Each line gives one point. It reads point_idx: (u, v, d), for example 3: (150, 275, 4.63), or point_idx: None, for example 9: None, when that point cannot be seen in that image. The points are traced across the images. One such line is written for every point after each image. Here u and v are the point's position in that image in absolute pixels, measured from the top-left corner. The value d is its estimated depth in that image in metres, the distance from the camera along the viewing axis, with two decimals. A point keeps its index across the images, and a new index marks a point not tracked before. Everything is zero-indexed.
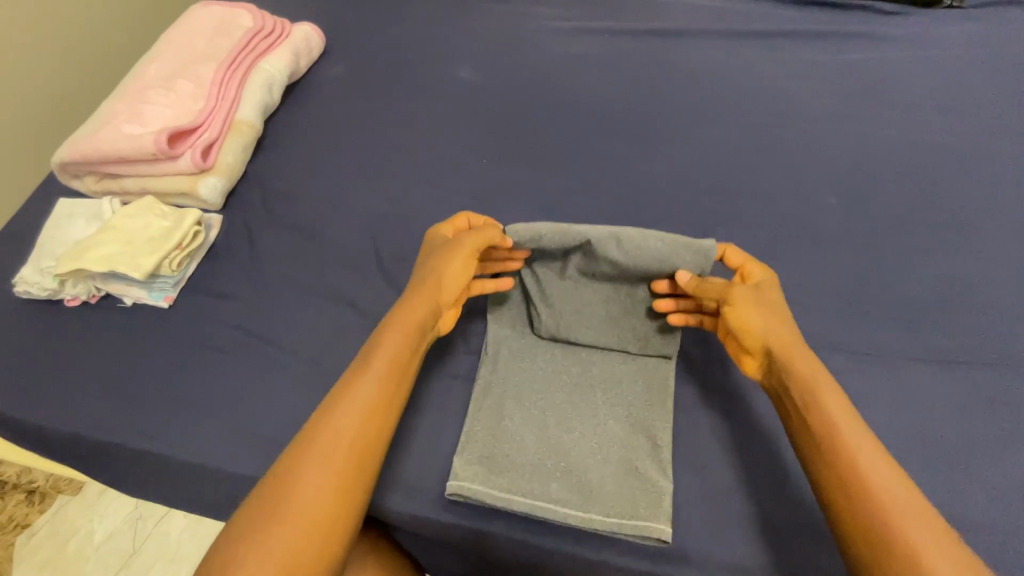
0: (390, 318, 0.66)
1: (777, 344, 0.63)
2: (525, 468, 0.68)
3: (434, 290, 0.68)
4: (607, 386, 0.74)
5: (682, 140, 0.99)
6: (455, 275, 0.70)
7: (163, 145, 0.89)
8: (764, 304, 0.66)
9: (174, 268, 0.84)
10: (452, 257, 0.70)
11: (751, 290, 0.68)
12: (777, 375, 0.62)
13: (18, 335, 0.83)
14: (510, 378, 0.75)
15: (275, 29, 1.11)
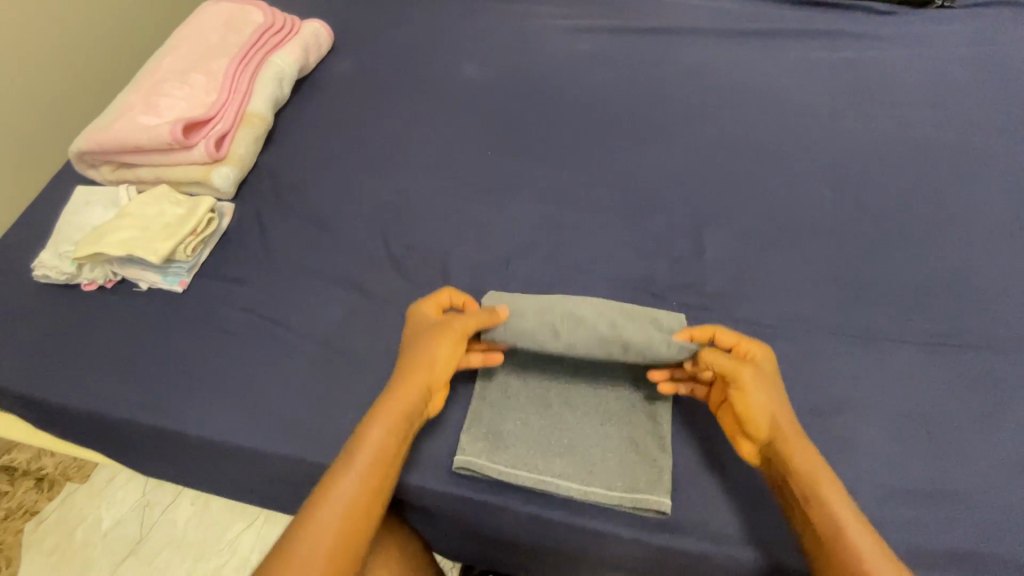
0: (378, 403, 0.65)
1: (779, 430, 0.63)
2: (530, 443, 0.71)
3: (422, 377, 0.66)
4: (608, 366, 0.76)
5: (681, 133, 1.02)
6: (443, 361, 0.67)
7: (178, 135, 0.91)
8: (767, 396, 0.64)
9: (189, 254, 0.87)
10: (441, 342, 0.67)
11: (755, 374, 0.65)
12: (776, 464, 0.62)
13: (38, 317, 0.85)
14: (514, 357, 0.77)
15: (286, 25, 1.13)
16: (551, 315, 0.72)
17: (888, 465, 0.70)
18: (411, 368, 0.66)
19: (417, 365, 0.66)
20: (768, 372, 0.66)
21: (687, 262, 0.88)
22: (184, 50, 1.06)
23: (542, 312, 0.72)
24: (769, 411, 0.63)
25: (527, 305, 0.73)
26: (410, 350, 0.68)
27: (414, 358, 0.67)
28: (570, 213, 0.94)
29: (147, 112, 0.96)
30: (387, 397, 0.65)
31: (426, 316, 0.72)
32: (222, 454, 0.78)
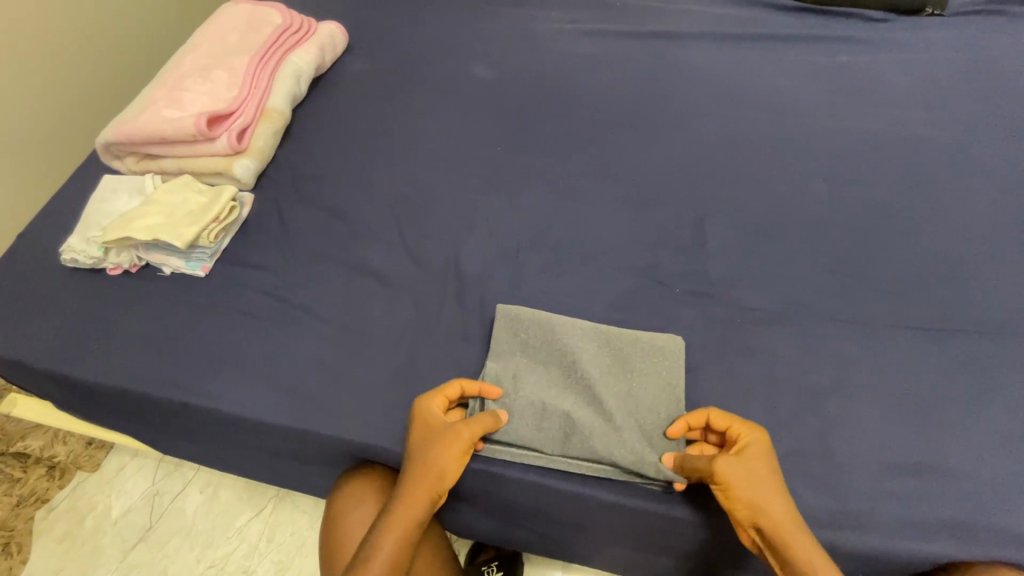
0: (388, 509, 0.65)
1: (768, 522, 0.61)
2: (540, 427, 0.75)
3: (430, 485, 0.65)
4: (615, 359, 0.79)
5: (684, 132, 1.06)
6: (452, 467, 0.67)
7: (202, 127, 0.95)
8: (757, 492, 0.62)
9: (211, 241, 0.90)
10: (449, 450, 0.67)
11: (744, 466, 0.63)
12: (774, 557, 0.60)
13: (67, 298, 0.89)
14: (523, 350, 0.80)
15: (303, 26, 1.18)
16: (546, 420, 0.74)
17: (882, 441, 0.73)
18: (419, 475, 0.66)
19: (426, 471, 0.66)
20: (764, 466, 0.64)
21: (690, 251, 0.92)
22: (206, 48, 1.10)
23: (538, 418, 0.74)
24: (759, 506, 0.61)
25: (523, 405, 0.75)
26: (416, 452, 0.68)
27: (423, 463, 0.66)
28: (578, 206, 0.98)
29: (171, 106, 1.00)
30: (397, 505, 0.65)
31: (431, 413, 0.70)
32: (244, 429, 0.81)
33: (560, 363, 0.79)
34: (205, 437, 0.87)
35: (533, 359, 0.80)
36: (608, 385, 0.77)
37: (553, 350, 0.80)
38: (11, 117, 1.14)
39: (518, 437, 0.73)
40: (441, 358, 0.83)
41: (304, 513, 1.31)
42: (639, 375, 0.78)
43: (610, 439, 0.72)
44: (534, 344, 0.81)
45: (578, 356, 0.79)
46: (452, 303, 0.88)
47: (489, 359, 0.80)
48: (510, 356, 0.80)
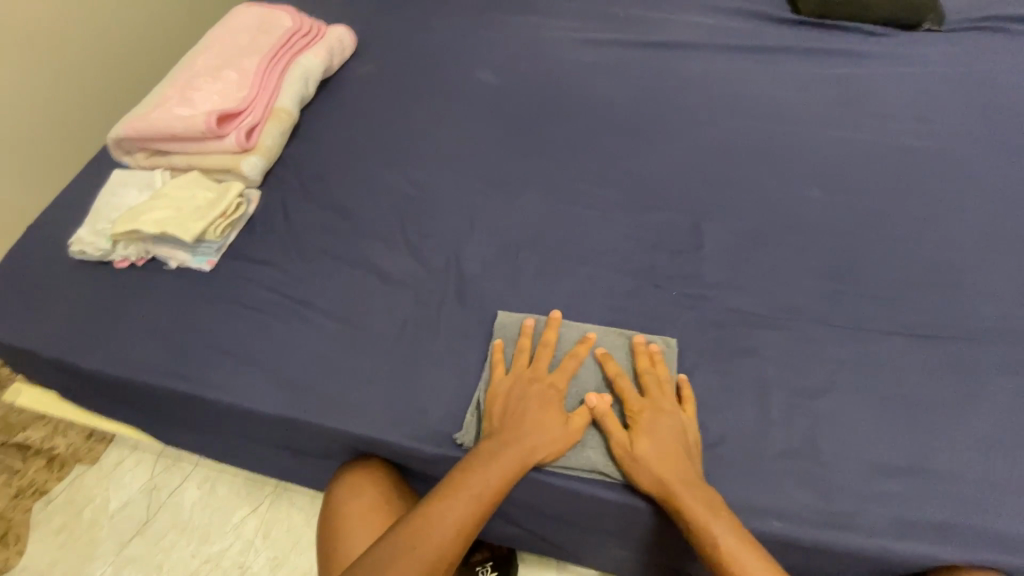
0: (496, 452, 0.70)
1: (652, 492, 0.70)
2: None
3: (541, 445, 0.72)
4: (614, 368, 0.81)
5: (683, 139, 1.08)
6: (561, 438, 0.73)
7: (212, 124, 0.97)
8: (638, 469, 0.70)
9: (218, 236, 0.92)
10: (567, 428, 0.74)
11: (625, 452, 0.72)
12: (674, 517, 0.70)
13: (74, 289, 0.91)
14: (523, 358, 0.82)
15: (312, 30, 1.20)
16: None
17: (874, 443, 0.75)
18: (531, 432, 0.72)
19: (538, 432, 0.72)
20: (641, 446, 0.71)
21: (687, 255, 0.93)
22: (217, 48, 1.12)
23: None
24: (645, 480, 0.70)
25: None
26: (531, 411, 0.74)
27: (536, 424, 0.73)
28: (578, 209, 1.00)
29: (181, 103, 1.02)
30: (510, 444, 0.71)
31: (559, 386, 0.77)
32: (246, 420, 0.82)
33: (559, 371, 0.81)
34: (207, 427, 0.88)
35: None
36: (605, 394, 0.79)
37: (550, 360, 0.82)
38: (20, 114, 1.17)
39: None
40: (440, 354, 0.84)
41: (300, 510, 1.32)
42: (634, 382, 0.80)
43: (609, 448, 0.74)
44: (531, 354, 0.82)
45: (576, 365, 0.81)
46: (453, 300, 0.90)
47: (488, 369, 0.81)
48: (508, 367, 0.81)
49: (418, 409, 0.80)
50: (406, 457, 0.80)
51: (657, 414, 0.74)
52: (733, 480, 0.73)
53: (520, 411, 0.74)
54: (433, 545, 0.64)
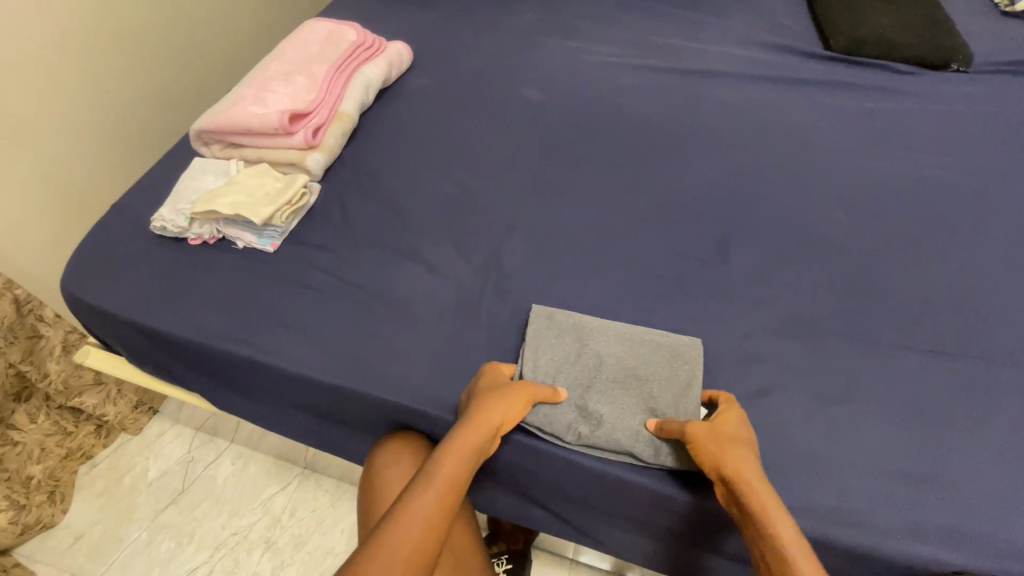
0: (450, 440, 0.72)
1: (728, 470, 0.67)
2: (569, 416, 0.81)
3: (491, 414, 0.74)
4: (643, 361, 0.86)
5: (716, 159, 1.15)
6: (512, 405, 0.76)
7: (284, 121, 1.07)
8: (716, 447, 0.69)
9: (283, 221, 1.01)
10: (512, 394, 0.77)
11: (715, 429, 0.72)
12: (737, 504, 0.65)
13: (153, 260, 1.01)
14: (557, 346, 0.87)
15: (374, 44, 1.31)
16: (582, 413, 0.82)
17: (887, 449, 0.78)
18: (484, 406, 0.75)
19: (490, 404, 0.75)
20: (710, 444, 0.70)
21: (715, 264, 0.99)
22: (289, 56, 1.24)
23: (574, 413, 0.82)
24: (718, 456, 0.68)
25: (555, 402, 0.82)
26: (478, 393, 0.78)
27: (487, 400, 0.76)
28: (613, 217, 1.07)
29: (256, 102, 1.13)
30: (468, 421, 0.74)
31: (494, 380, 0.81)
32: (299, 387, 0.90)
33: (591, 364, 0.86)
34: (261, 393, 0.97)
35: (563, 358, 0.86)
36: (631, 386, 0.84)
37: (582, 353, 0.87)
38: (107, 107, 1.31)
39: (548, 423, 0.80)
40: (478, 340, 0.91)
41: (326, 493, 1.38)
42: (661, 377, 0.84)
43: (633, 434, 0.79)
44: (564, 347, 0.87)
45: (607, 360, 0.86)
46: (493, 292, 0.97)
47: (526, 353, 0.86)
48: (545, 354, 0.86)
49: (455, 387, 0.87)
50: (442, 430, 0.86)
51: (745, 418, 0.76)
52: None
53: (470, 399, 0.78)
54: (416, 522, 0.63)
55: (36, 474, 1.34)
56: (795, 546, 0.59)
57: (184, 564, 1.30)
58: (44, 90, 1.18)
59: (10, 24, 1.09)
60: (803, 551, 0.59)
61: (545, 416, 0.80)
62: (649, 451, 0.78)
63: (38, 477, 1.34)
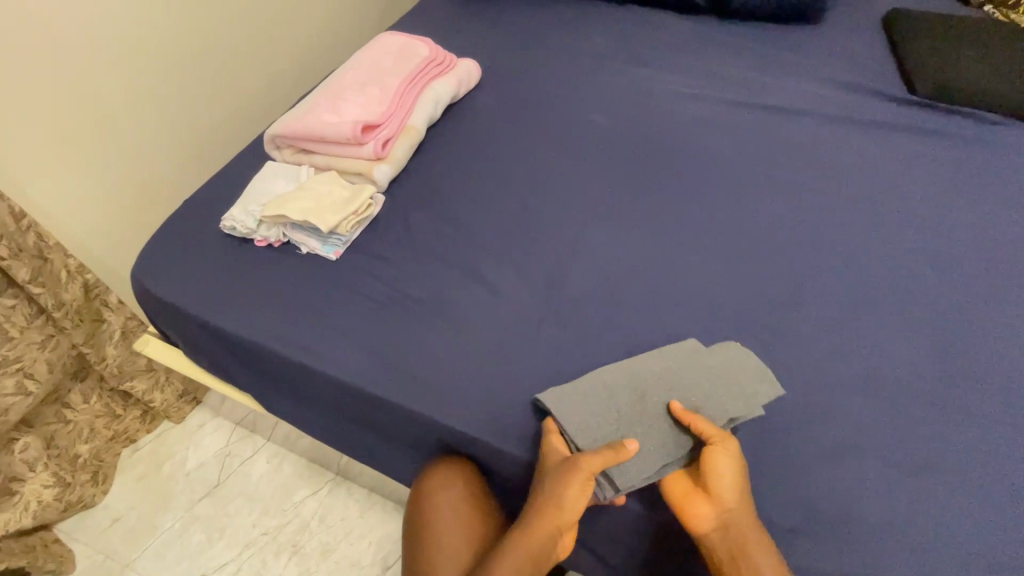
0: (512, 539, 0.73)
1: (740, 506, 0.71)
2: (659, 440, 0.77)
3: (551, 512, 0.72)
4: (654, 362, 0.83)
5: (787, 198, 1.11)
6: (574, 496, 0.72)
7: (356, 132, 1.09)
8: (740, 474, 0.72)
9: (347, 231, 1.02)
10: (572, 480, 0.72)
11: (737, 452, 0.74)
12: (732, 538, 0.69)
13: (220, 259, 1.03)
14: (587, 399, 0.80)
15: (445, 60, 1.33)
16: (656, 448, 0.77)
17: (966, 530, 0.74)
18: (544, 501, 0.73)
19: (551, 497, 0.72)
20: (730, 462, 0.72)
21: (784, 310, 0.95)
22: (364, 67, 1.26)
23: (649, 450, 0.77)
24: (739, 486, 0.71)
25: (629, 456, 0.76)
26: (543, 478, 0.75)
27: (547, 492, 0.73)
28: (678, 251, 1.04)
29: (330, 110, 1.15)
30: (530, 518, 0.73)
31: (554, 455, 0.77)
32: (353, 399, 0.91)
33: (630, 396, 0.81)
34: (314, 399, 0.97)
35: (597, 413, 0.79)
36: (662, 374, 0.82)
37: (609, 390, 0.81)
38: (185, 104, 1.36)
39: (652, 465, 0.75)
40: (535, 366, 0.89)
41: (357, 502, 1.36)
42: (689, 368, 0.82)
43: (711, 403, 0.79)
44: (589, 399, 0.80)
45: (628, 380, 0.82)
46: (551, 319, 0.94)
47: (574, 440, 0.77)
48: (586, 425, 0.78)
49: (510, 414, 0.85)
50: (493, 458, 0.85)
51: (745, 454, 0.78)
52: (813, 541, 0.74)
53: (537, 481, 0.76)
54: None
55: (83, 453, 1.38)
56: None
57: (214, 558, 1.31)
58: (126, 86, 1.23)
59: (101, 20, 1.15)
60: None
61: (635, 478, 0.74)
62: (738, 407, 0.78)
63: (84, 457, 1.38)
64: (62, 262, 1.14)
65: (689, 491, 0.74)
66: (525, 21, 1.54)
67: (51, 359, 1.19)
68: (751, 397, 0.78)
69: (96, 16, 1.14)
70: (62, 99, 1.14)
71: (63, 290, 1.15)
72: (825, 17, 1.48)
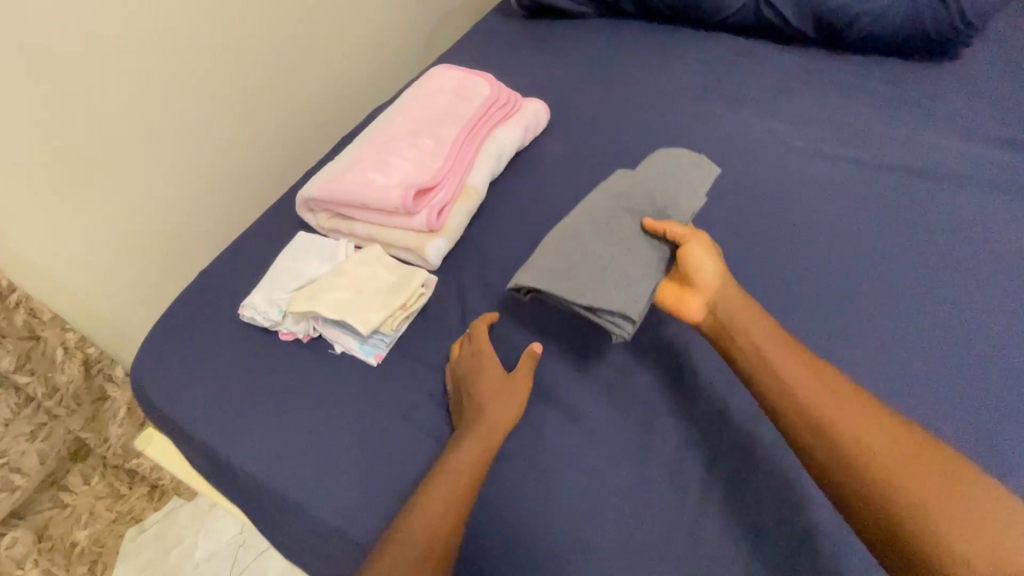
0: (456, 444, 0.70)
1: (723, 291, 0.72)
2: (642, 258, 0.77)
3: (493, 409, 0.72)
4: (603, 200, 0.84)
5: (976, 303, 0.78)
6: (512, 398, 0.74)
7: (408, 201, 0.88)
8: (715, 262, 0.74)
9: (393, 329, 0.81)
10: (512, 385, 0.74)
11: (709, 244, 0.76)
12: (727, 321, 0.71)
13: (232, 362, 0.83)
14: (565, 255, 0.78)
15: (510, 100, 1.10)
16: (644, 268, 0.76)
17: None
18: (486, 403, 0.72)
19: (492, 398, 0.73)
20: (701, 250, 0.75)
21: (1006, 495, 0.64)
22: (415, 112, 1.05)
23: (639, 271, 0.75)
24: (718, 275, 0.74)
25: (622, 285, 0.74)
26: (478, 381, 0.74)
27: (487, 393, 0.73)
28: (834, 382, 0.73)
29: (375, 168, 0.95)
30: (475, 422, 0.71)
31: (475, 350, 0.78)
32: None
33: (600, 231, 0.80)
34: (342, 560, 0.75)
35: (579, 257, 0.77)
36: (616, 202, 0.83)
37: (577, 236, 0.80)
38: (209, 144, 1.15)
39: (649, 283, 0.74)
40: (633, 552, 0.66)
41: None
42: (635, 191, 0.84)
43: (663, 203, 0.82)
44: (565, 255, 0.78)
45: (587, 219, 0.82)
46: (663, 466, 0.70)
47: (573, 295, 0.73)
48: (575, 273, 0.75)
49: None
50: None
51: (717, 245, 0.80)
52: None
53: (468, 387, 0.75)
54: (419, 546, 0.63)
55: (80, 540, 1.21)
56: (793, 374, 0.64)
57: None
58: (137, 123, 1.03)
59: (101, 51, 0.94)
60: (797, 371, 0.65)
61: (638, 300, 0.73)
62: (684, 199, 0.83)
63: (82, 545, 1.21)
64: (59, 338, 0.99)
65: (678, 295, 0.76)
66: (598, 51, 1.30)
67: (44, 449, 1.03)
68: (694, 186, 0.85)
69: (90, 44, 0.93)
70: (56, 143, 0.94)
71: (61, 370, 1.00)
72: (983, 40, 1.16)
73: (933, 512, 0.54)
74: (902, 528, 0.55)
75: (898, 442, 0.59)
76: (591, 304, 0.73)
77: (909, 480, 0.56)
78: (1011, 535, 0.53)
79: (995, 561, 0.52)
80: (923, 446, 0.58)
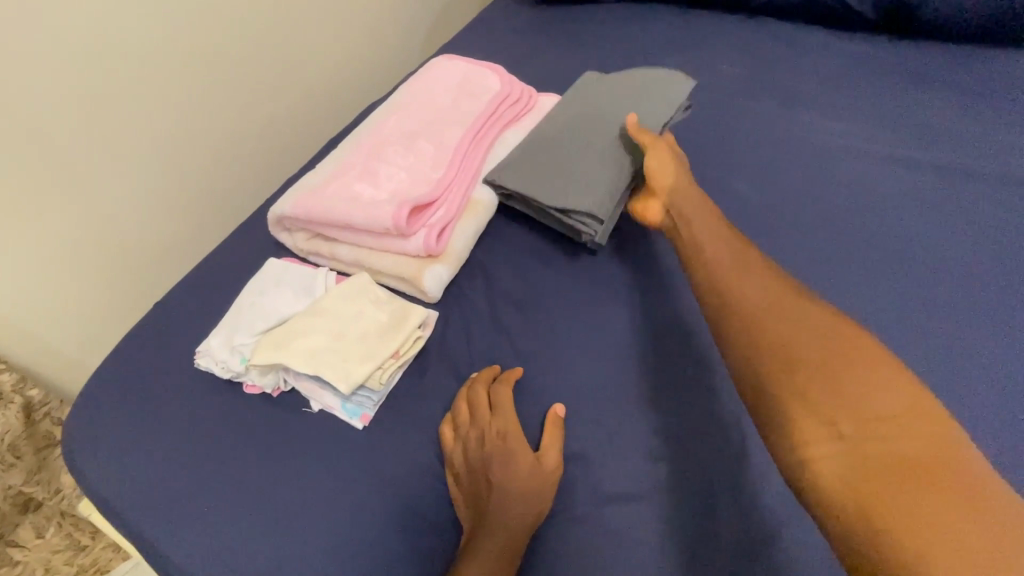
0: (476, 559, 0.57)
1: (677, 190, 0.74)
2: (612, 163, 0.80)
3: (522, 515, 0.59)
4: (575, 110, 0.87)
5: None
6: (541, 494, 0.61)
7: (401, 220, 0.72)
8: (674, 166, 0.77)
9: (381, 383, 0.66)
10: (543, 479, 0.61)
11: (674, 153, 0.79)
12: (679, 217, 0.72)
13: (185, 424, 0.67)
14: (539, 164, 0.81)
15: (523, 96, 0.93)
16: (612, 172, 0.79)
17: None
18: (513, 505, 0.59)
19: (519, 498, 0.59)
20: (661, 155, 0.78)
21: None
22: (411, 110, 0.89)
23: (607, 175, 0.79)
24: (674, 177, 0.75)
25: (589, 189, 0.77)
26: (501, 475, 0.60)
27: (514, 493, 0.59)
28: None
29: (363, 179, 0.78)
30: (498, 530, 0.58)
31: (495, 427, 0.63)
32: None
33: (572, 141, 0.83)
34: None
35: (552, 164, 0.80)
36: (588, 114, 0.86)
37: (549, 144, 0.83)
38: (181, 149, 1.00)
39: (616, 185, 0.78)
40: None
41: None
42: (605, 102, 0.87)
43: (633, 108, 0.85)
44: (537, 162, 0.81)
45: (560, 128, 0.85)
46: (720, 573, 0.56)
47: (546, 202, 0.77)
48: (548, 180, 0.79)
49: None
50: None
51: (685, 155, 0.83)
52: None
53: (488, 479, 0.61)
54: None
55: None
56: (732, 268, 0.64)
57: None
58: (86, 129, 0.87)
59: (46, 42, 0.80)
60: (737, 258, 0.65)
61: (607, 204, 0.77)
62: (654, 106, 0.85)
63: None
64: None
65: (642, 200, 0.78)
66: (621, 38, 1.13)
67: None
68: (666, 94, 0.87)
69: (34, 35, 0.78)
70: None
71: None
72: None
73: (815, 386, 0.51)
74: (792, 428, 0.51)
75: (822, 335, 0.55)
76: (564, 206, 0.76)
77: (817, 381, 0.52)
78: (904, 418, 0.47)
79: (864, 427, 0.48)
80: (835, 337, 0.54)
